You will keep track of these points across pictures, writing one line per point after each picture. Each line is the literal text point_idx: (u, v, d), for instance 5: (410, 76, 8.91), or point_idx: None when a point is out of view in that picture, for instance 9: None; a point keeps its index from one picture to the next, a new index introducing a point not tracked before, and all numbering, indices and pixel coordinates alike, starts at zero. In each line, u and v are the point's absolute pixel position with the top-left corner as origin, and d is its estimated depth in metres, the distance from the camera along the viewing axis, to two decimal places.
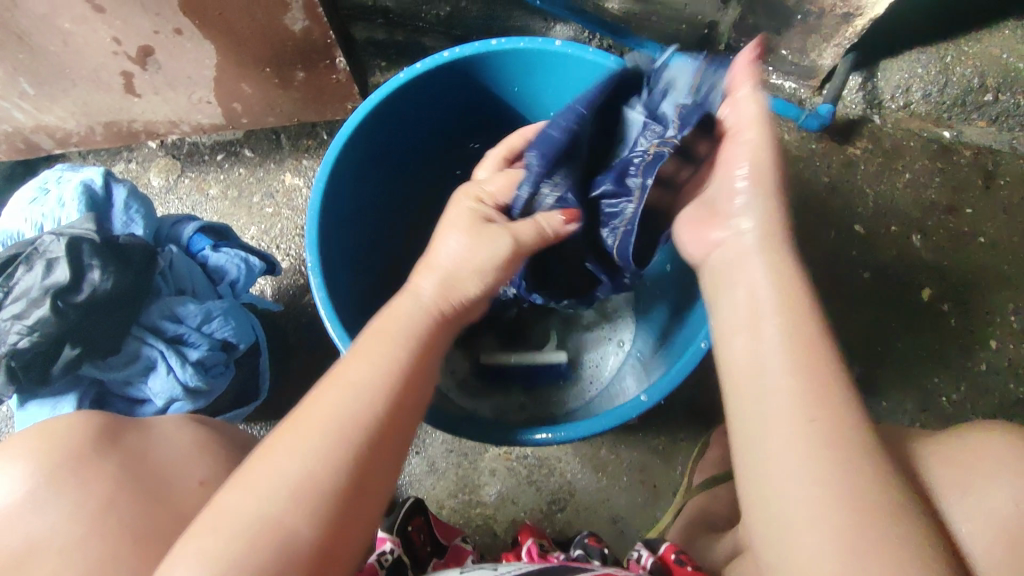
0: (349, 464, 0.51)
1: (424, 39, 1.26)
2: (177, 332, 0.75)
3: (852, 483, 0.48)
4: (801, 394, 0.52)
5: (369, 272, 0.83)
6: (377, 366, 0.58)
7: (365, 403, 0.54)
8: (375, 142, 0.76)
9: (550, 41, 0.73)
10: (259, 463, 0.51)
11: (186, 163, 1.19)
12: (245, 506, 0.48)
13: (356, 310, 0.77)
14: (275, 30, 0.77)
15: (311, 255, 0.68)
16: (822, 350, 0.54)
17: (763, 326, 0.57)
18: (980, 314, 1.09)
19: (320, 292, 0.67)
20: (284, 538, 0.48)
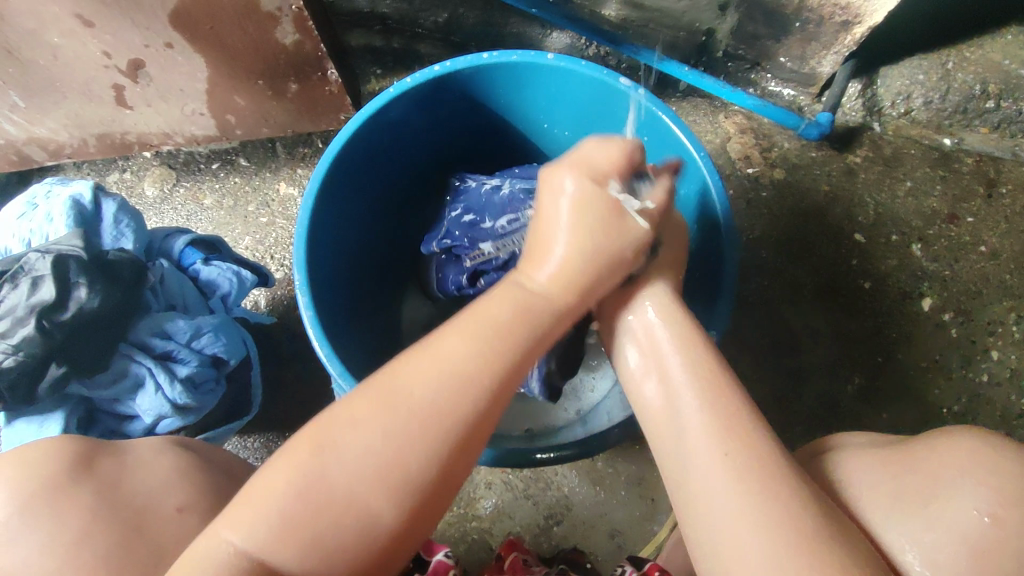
0: (445, 452, 0.52)
1: (420, 45, 1.25)
2: (166, 349, 0.74)
3: (773, 499, 0.50)
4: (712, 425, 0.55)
5: (360, 287, 0.82)
6: (483, 346, 0.55)
7: (466, 387, 0.53)
8: (365, 156, 0.75)
9: (543, 54, 0.72)
10: (345, 429, 0.51)
11: (182, 173, 1.18)
12: (325, 472, 0.50)
13: (347, 326, 0.76)
14: (266, 43, 0.76)
15: (299, 273, 0.67)
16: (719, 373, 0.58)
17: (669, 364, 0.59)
18: (982, 323, 1.07)
19: (308, 311, 0.66)
20: (367, 520, 0.49)
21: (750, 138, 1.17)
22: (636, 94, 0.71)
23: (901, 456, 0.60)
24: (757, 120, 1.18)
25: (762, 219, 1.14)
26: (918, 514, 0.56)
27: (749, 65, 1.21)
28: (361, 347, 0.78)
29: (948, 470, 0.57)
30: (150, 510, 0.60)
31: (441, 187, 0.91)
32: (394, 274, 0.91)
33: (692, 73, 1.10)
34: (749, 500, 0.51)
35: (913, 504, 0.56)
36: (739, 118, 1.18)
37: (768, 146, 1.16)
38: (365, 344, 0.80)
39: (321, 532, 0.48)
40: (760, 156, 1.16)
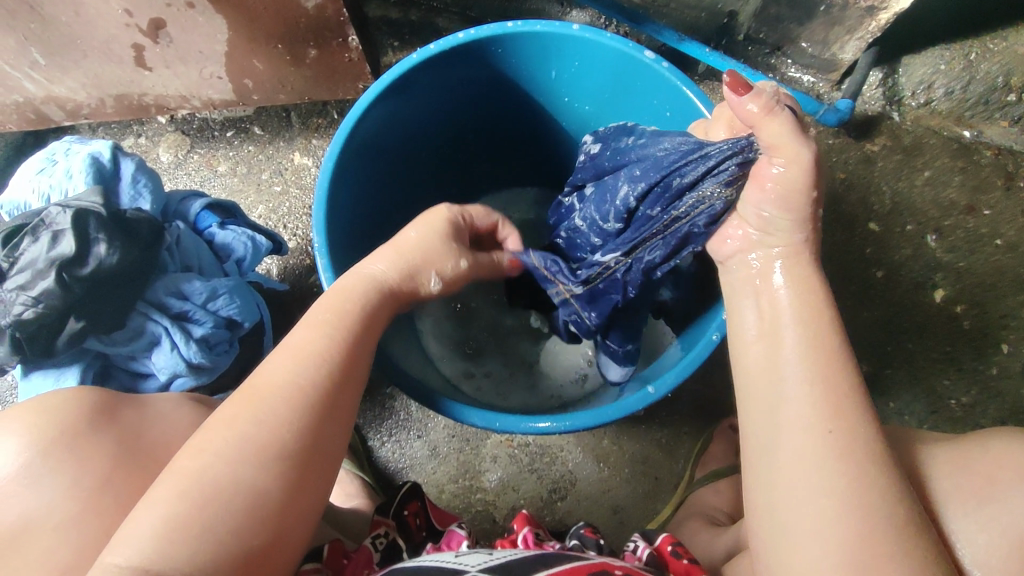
0: (310, 425, 0.55)
1: (437, 19, 1.26)
2: (182, 309, 0.74)
3: (850, 478, 0.49)
4: (816, 401, 0.53)
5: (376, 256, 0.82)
6: (334, 332, 0.60)
7: (326, 362, 0.58)
8: (383, 123, 0.75)
9: (567, 25, 0.71)
10: (216, 427, 0.53)
11: (196, 139, 1.18)
12: (204, 469, 0.50)
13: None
14: (288, 5, 0.75)
15: (319, 236, 0.68)
16: (832, 352, 0.55)
17: (783, 337, 0.57)
18: (995, 317, 1.07)
19: (327, 274, 0.67)
20: (254, 490, 0.50)
21: None
22: (659, 67, 0.71)
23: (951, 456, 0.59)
24: (775, 105, 1.17)
25: None
26: (966, 513, 0.55)
27: (769, 50, 1.20)
28: None
29: (1003, 471, 0.55)
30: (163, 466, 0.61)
31: (457, 157, 0.91)
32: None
33: (712, 56, 1.09)
34: (840, 448, 0.50)
35: (964, 504, 0.55)
36: None
37: None
38: None
39: (208, 519, 0.48)
40: None
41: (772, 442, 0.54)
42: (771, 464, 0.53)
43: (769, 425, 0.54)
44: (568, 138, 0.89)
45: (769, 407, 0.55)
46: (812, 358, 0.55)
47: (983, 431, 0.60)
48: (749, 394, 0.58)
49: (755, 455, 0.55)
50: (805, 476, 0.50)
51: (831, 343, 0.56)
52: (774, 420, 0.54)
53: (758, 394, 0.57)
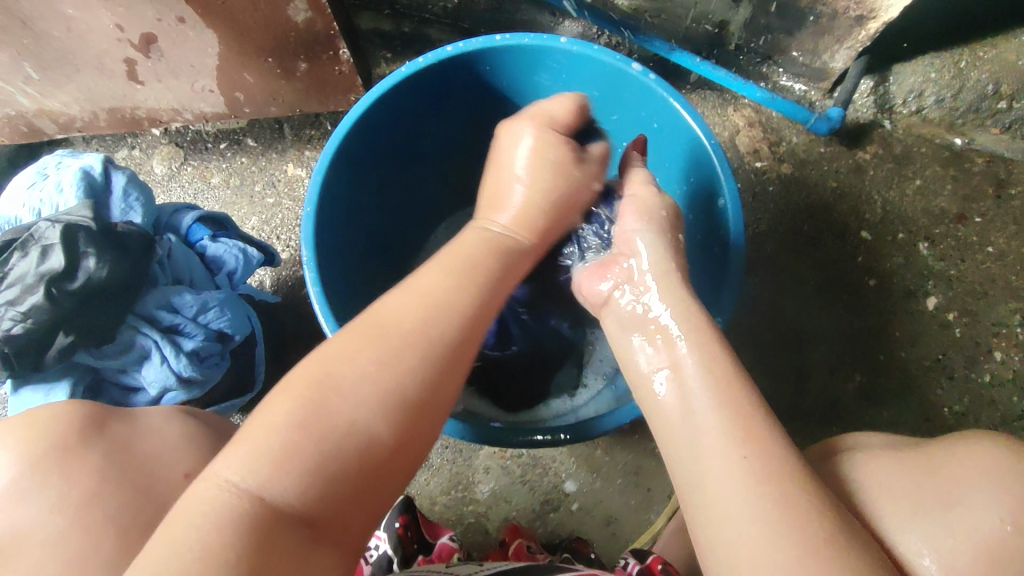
0: (436, 369, 0.52)
1: (430, 31, 1.31)
2: (173, 322, 0.74)
3: (772, 501, 0.48)
4: (729, 432, 0.52)
5: (365, 268, 0.82)
6: (461, 281, 0.60)
7: (459, 314, 0.57)
8: (374, 135, 0.76)
9: (555, 38, 0.71)
10: (342, 365, 0.50)
11: (189, 151, 1.20)
12: (331, 403, 0.48)
13: (353, 309, 0.76)
14: (277, 19, 0.76)
15: (307, 253, 0.67)
16: (734, 376, 0.56)
17: (685, 371, 0.57)
18: (986, 324, 1.07)
19: (315, 286, 0.67)
20: (356, 430, 0.47)
21: (759, 131, 1.17)
22: (646, 79, 0.71)
23: (920, 459, 0.60)
24: (767, 114, 1.17)
25: (768, 214, 1.13)
26: (932, 515, 0.56)
27: (761, 59, 1.24)
28: None
29: (969, 474, 0.56)
30: (152, 477, 0.62)
31: (447, 169, 0.92)
32: (401, 260, 0.92)
33: (703, 65, 1.10)
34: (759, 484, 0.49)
35: (929, 507, 0.57)
36: (748, 111, 1.18)
37: (776, 140, 1.16)
38: None
39: (325, 460, 0.46)
40: (769, 150, 1.16)
41: (697, 476, 0.52)
42: (691, 483, 0.53)
43: (691, 464, 0.53)
44: None
45: (684, 444, 0.54)
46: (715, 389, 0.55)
47: (949, 437, 0.62)
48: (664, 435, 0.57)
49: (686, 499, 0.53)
50: (732, 518, 0.49)
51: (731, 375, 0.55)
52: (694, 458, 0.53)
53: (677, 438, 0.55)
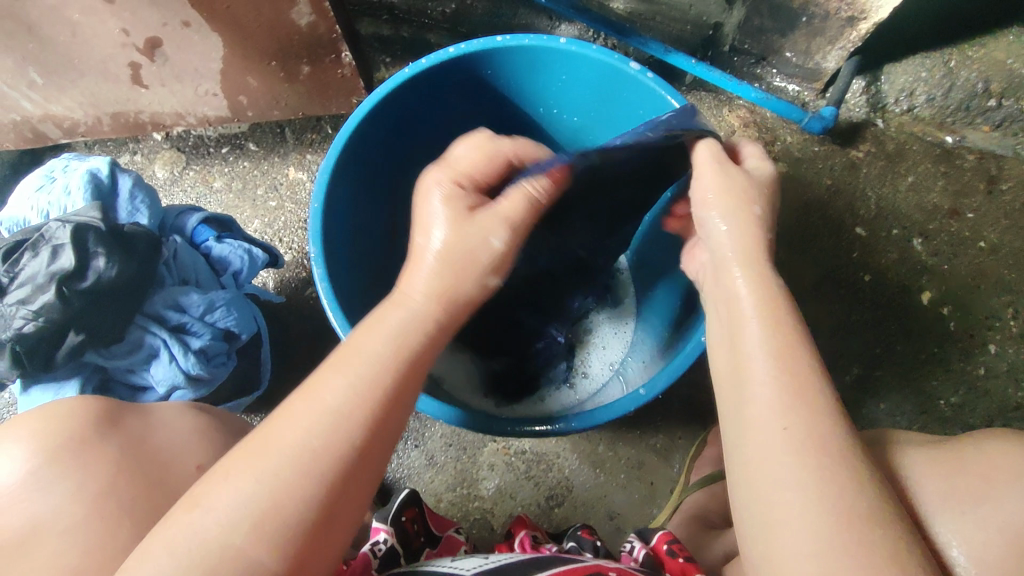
0: (325, 482, 0.49)
1: (428, 35, 1.33)
2: (181, 321, 0.75)
3: (817, 471, 0.49)
4: (780, 398, 0.53)
5: (371, 266, 0.83)
6: (356, 380, 0.54)
7: (355, 422, 0.52)
8: (377, 137, 0.77)
9: (555, 38, 0.73)
10: (215, 487, 0.48)
11: (191, 156, 1.21)
12: (201, 530, 0.47)
13: (360, 306, 0.77)
14: (281, 23, 0.77)
15: (314, 252, 0.69)
16: (794, 341, 0.56)
17: (747, 332, 0.58)
18: (980, 317, 1.09)
19: (323, 282, 0.68)
20: (247, 563, 0.46)
21: (754, 131, 1.19)
22: (645, 78, 0.72)
23: (950, 456, 0.61)
24: (761, 114, 1.20)
25: None
26: (965, 511, 0.57)
27: (754, 60, 1.27)
28: None
29: (1000, 471, 0.57)
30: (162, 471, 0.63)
31: None
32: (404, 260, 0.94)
33: (698, 66, 1.11)
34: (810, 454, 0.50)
35: (962, 504, 0.57)
36: (743, 111, 1.20)
37: (771, 140, 1.18)
38: None
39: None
40: (764, 150, 1.17)
41: (742, 446, 0.54)
42: (740, 446, 0.55)
43: (737, 419, 0.55)
44: (560, 148, 0.91)
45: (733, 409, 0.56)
46: (775, 357, 0.55)
47: (974, 435, 0.62)
48: (721, 391, 0.59)
49: (731, 453, 0.56)
50: (779, 483, 0.50)
51: (789, 335, 0.56)
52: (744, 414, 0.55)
53: (727, 390, 0.58)
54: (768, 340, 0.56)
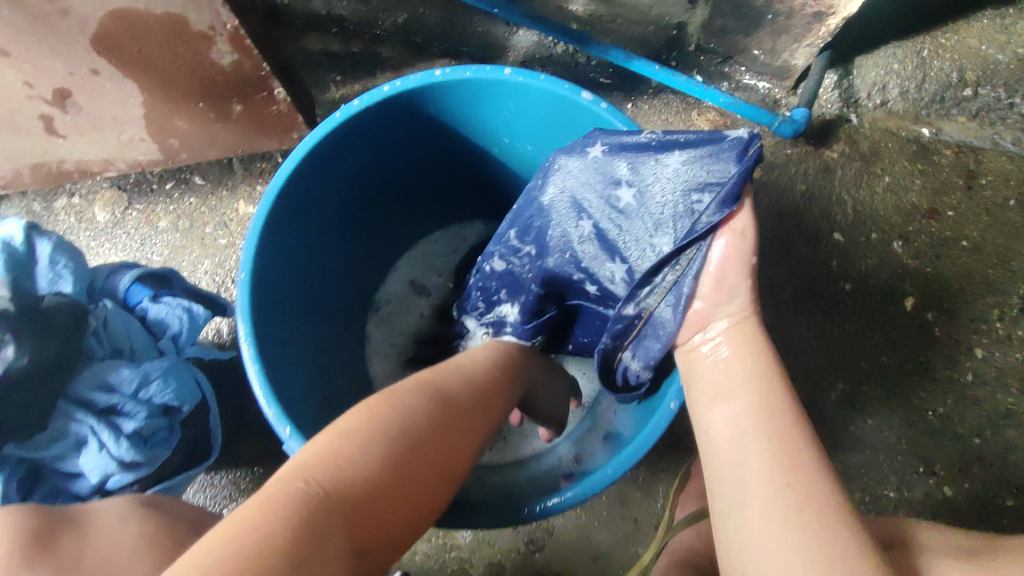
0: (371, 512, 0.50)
1: (380, 48, 1.25)
2: (110, 403, 0.69)
3: (821, 531, 0.53)
4: (776, 463, 0.57)
5: (314, 322, 0.78)
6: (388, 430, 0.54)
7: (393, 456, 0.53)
8: (312, 188, 0.71)
9: (498, 69, 0.67)
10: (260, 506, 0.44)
11: (133, 194, 1.14)
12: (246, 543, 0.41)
13: (301, 370, 0.72)
14: (200, 65, 0.70)
15: (242, 328, 0.63)
16: (786, 414, 0.60)
17: (737, 398, 0.63)
18: (965, 321, 1.05)
19: (255, 365, 0.62)
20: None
21: None
22: (597, 108, 0.69)
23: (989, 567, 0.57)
24: (732, 116, 1.14)
25: None
26: None
27: (720, 59, 1.21)
28: (318, 391, 0.74)
29: None
30: None
31: (394, 205, 0.87)
32: (352, 305, 0.88)
33: (663, 72, 1.05)
34: (802, 522, 0.53)
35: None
36: (712, 115, 1.16)
37: None
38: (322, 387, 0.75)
39: None
40: None
41: (741, 507, 0.57)
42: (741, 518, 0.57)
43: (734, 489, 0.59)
44: (512, 176, 0.85)
45: (729, 468, 0.60)
46: (768, 430, 0.59)
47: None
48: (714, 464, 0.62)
49: (724, 524, 0.59)
50: (780, 553, 0.53)
51: (783, 409, 0.61)
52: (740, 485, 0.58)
53: (724, 463, 0.61)
54: (765, 413, 0.60)
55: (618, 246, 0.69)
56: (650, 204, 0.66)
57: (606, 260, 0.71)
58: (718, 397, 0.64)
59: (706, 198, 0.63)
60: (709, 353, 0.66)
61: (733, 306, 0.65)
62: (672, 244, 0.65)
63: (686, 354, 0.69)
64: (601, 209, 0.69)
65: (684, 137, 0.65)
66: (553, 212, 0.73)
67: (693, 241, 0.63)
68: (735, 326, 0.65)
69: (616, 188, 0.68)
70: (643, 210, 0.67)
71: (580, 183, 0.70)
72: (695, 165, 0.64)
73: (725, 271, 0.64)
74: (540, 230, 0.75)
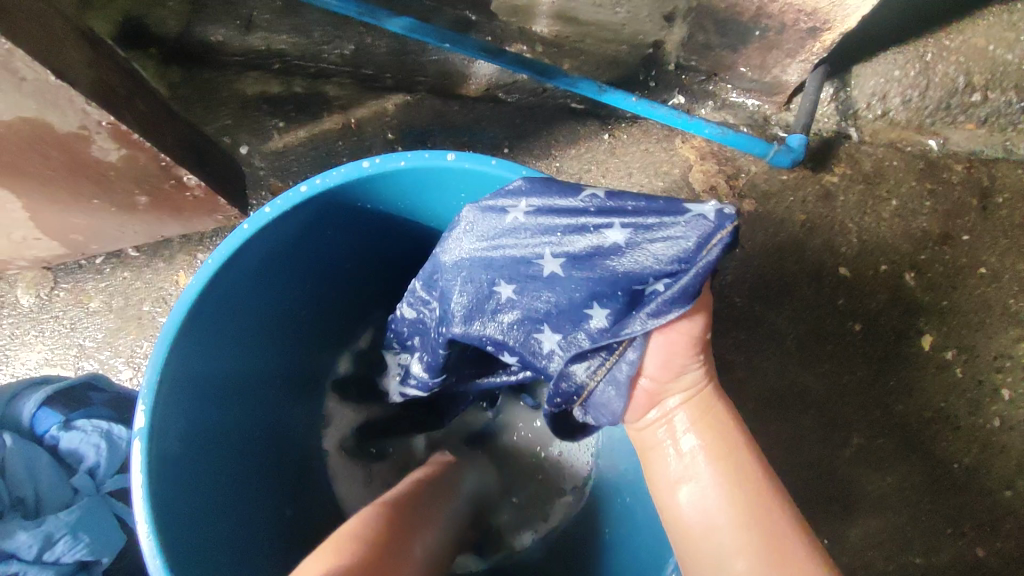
0: None
1: (327, 86, 1.12)
2: (9, 572, 0.62)
3: None
4: (759, 557, 0.54)
5: (240, 447, 0.69)
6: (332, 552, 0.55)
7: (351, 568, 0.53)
8: (231, 297, 0.62)
9: (442, 155, 0.60)
10: None
11: (59, 272, 1.02)
12: None
13: (220, 509, 0.62)
14: (82, 163, 0.59)
15: (140, 470, 0.53)
16: (754, 488, 0.57)
17: (703, 480, 0.58)
18: (987, 360, 0.95)
19: (149, 527, 0.52)
20: None
21: (712, 164, 1.04)
22: None
23: None
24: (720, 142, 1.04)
25: (733, 260, 1.00)
26: None
27: (704, 77, 1.09)
28: (234, 539, 0.63)
29: None
30: None
31: (341, 303, 0.78)
32: (291, 409, 0.78)
33: (640, 105, 0.95)
34: None
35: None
36: (698, 141, 1.05)
37: (733, 172, 1.03)
38: (241, 530, 0.64)
39: None
40: (726, 187, 1.02)
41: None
42: None
43: None
44: None
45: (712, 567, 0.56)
46: (742, 513, 0.56)
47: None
48: (693, 559, 0.58)
49: None
50: None
51: (752, 484, 0.57)
52: None
53: (705, 560, 0.57)
54: (734, 496, 0.57)
55: (541, 316, 0.59)
56: (585, 279, 0.56)
57: (528, 328, 0.60)
58: (681, 478, 0.60)
59: (652, 285, 0.55)
60: (664, 435, 0.61)
61: (684, 380, 0.60)
62: (603, 327, 0.56)
63: (639, 431, 0.63)
64: (519, 278, 0.58)
65: (635, 206, 0.56)
66: (461, 274, 0.60)
67: (625, 335, 0.56)
68: (692, 402, 0.60)
69: (539, 257, 0.58)
70: (570, 284, 0.57)
71: (491, 248, 0.59)
72: (643, 241, 0.55)
73: (671, 354, 0.58)
74: (445, 291, 0.62)
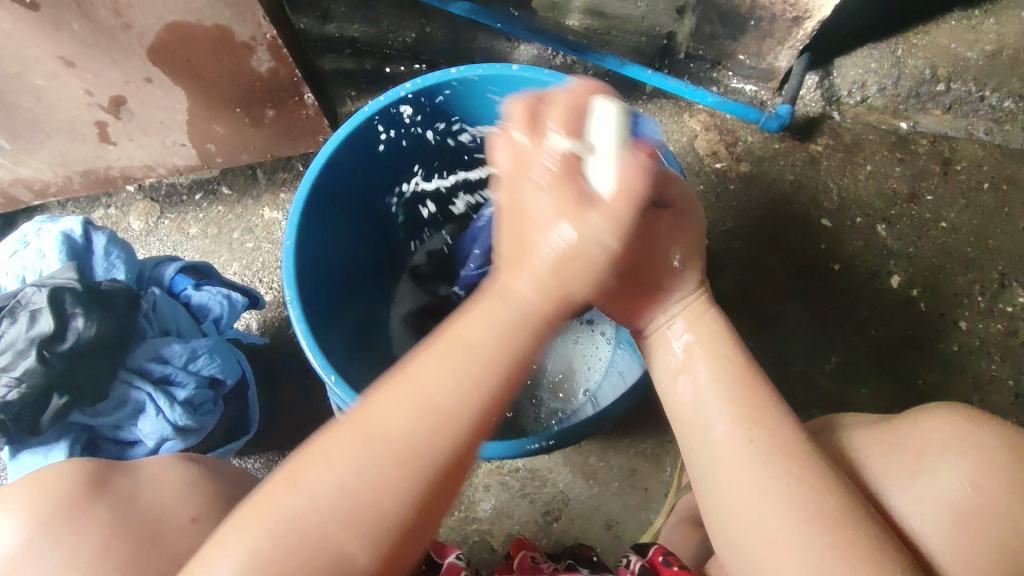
0: (411, 488, 0.53)
1: (392, 66, 1.34)
2: (164, 373, 0.81)
3: (789, 479, 0.58)
4: (741, 423, 0.62)
5: (341, 289, 0.90)
6: (462, 379, 0.55)
7: (449, 421, 0.54)
8: (343, 172, 0.84)
9: (508, 67, 0.81)
10: (319, 468, 0.52)
11: (166, 205, 1.22)
12: (298, 512, 0.51)
13: (333, 330, 0.85)
14: (240, 72, 0.81)
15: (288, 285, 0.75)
16: (739, 369, 0.66)
17: (698, 368, 0.67)
18: (948, 297, 1.12)
19: (300, 324, 0.73)
20: (339, 558, 0.51)
21: (716, 134, 1.22)
22: None
23: (891, 434, 0.67)
24: (721, 117, 1.23)
25: (730, 211, 1.18)
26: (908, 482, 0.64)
27: (709, 65, 1.29)
28: (344, 353, 0.85)
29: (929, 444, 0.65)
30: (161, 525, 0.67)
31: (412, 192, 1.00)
32: (375, 275, 1.00)
33: (655, 77, 1.15)
34: (780, 476, 0.58)
35: (902, 479, 0.64)
36: (703, 116, 1.23)
37: (733, 140, 1.21)
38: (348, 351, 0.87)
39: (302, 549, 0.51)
40: (726, 151, 1.21)
41: (712, 461, 0.62)
42: (717, 478, 0.61)
43: (705, 451, 0.63)
44: None
45: (701, 439, 0.64)
46: (728, 389, 0.64)
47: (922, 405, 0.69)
48: (683, 434, 0.66)
49: (701, 485, 0.63)
50: (756, 511, 0.58)
51: (737, 369, 0.66)
52: (711, 449, 0.63)
53: (692, 432, 0.65)
54: (722, 379, 0.65)
55: None
56: None
57: None
58: (680, 369, 0.68)
59: None
60: (673, 332, 0.71)
61: (686, 290, 0.73)
62: None
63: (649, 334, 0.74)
64: None
65: None
66: None
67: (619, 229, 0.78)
68: (695, 306, 0.72)
69: None
70: None
71: None
72: None
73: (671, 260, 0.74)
74: None
